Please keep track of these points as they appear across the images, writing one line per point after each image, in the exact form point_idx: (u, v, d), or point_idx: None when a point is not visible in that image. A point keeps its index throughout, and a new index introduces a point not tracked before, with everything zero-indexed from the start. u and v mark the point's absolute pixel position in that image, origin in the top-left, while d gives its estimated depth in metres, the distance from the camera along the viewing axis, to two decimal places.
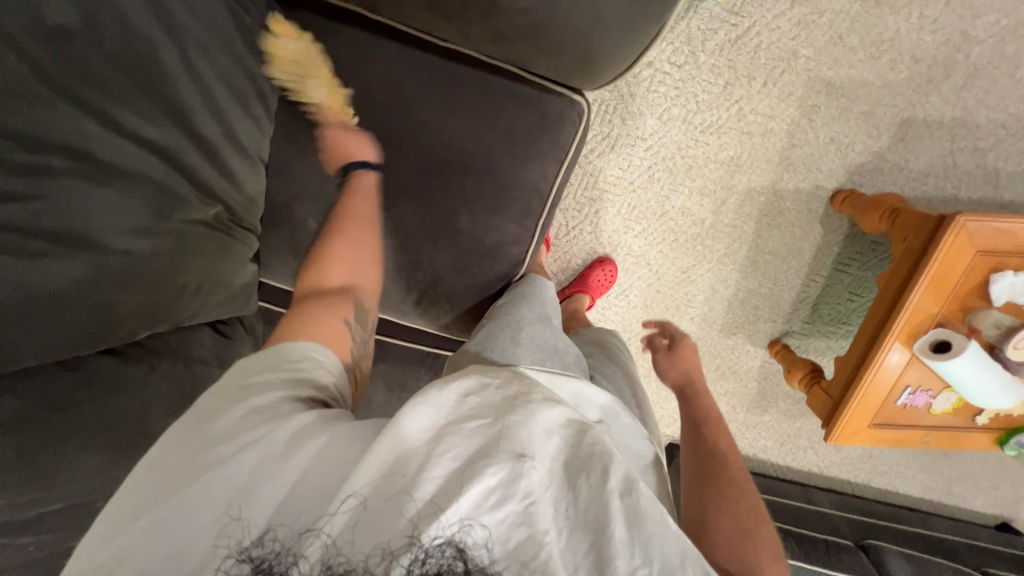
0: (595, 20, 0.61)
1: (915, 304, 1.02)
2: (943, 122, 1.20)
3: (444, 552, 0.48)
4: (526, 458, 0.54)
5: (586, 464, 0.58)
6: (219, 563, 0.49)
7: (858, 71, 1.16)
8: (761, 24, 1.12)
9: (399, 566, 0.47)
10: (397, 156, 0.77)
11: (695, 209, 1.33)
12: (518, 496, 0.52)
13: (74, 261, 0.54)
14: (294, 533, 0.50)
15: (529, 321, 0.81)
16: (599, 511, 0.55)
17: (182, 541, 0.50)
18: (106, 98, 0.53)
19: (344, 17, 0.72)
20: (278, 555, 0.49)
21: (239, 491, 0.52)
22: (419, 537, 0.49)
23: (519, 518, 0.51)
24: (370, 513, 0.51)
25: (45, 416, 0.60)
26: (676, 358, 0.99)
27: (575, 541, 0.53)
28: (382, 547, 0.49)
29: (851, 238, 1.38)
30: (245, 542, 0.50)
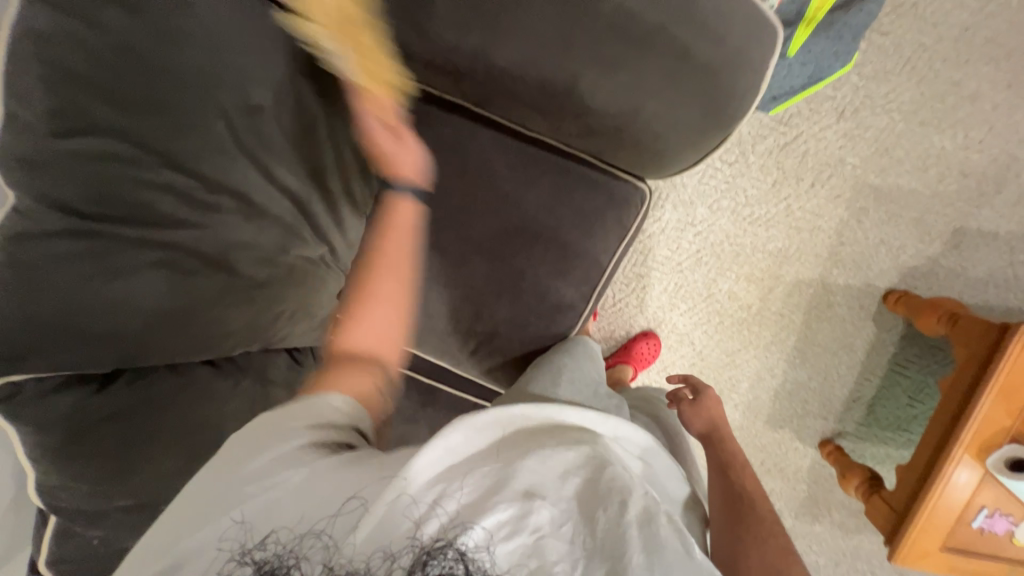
0: (668, 118, 0.66)
1: (984, 414, 0.97)
2: (998, 233, 1.22)
3: (445, 554, 0.53)
4: (534, 497, 0.57)
5: (605, 496, 0.59)
6: (223, 565, 0.54)
7: (906, 180, 1.22)
8: (809, 133, 1.22)
9: (401, 567, 0.53)
10: (478, 219, 0.87)
11: (742, 294, 1.36)
12: (529, 528, 0.56)
13: (210, 281, 0.64)
14: (293, 536, 0.55)
15: (573, 366, 0.85)
16: (616, 541, 0.56)
17: (201, 541, 0.56)
18: (270, 156, 0.66)
19: (449, 107, 0.85)
20: (277, 559, 0.53)
21: (264, 507, 0.57)
22: (420, 538, 0.54)
23: (520, 540, 0.55)
24: (375, 521, 0.54)
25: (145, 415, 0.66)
26: (702, 407, 0.91)
27: (587, 570, 0.55)
28: (384, 550, 0.54)
29: (907, 339, 1.35)
30: (247, 546, 0.55)
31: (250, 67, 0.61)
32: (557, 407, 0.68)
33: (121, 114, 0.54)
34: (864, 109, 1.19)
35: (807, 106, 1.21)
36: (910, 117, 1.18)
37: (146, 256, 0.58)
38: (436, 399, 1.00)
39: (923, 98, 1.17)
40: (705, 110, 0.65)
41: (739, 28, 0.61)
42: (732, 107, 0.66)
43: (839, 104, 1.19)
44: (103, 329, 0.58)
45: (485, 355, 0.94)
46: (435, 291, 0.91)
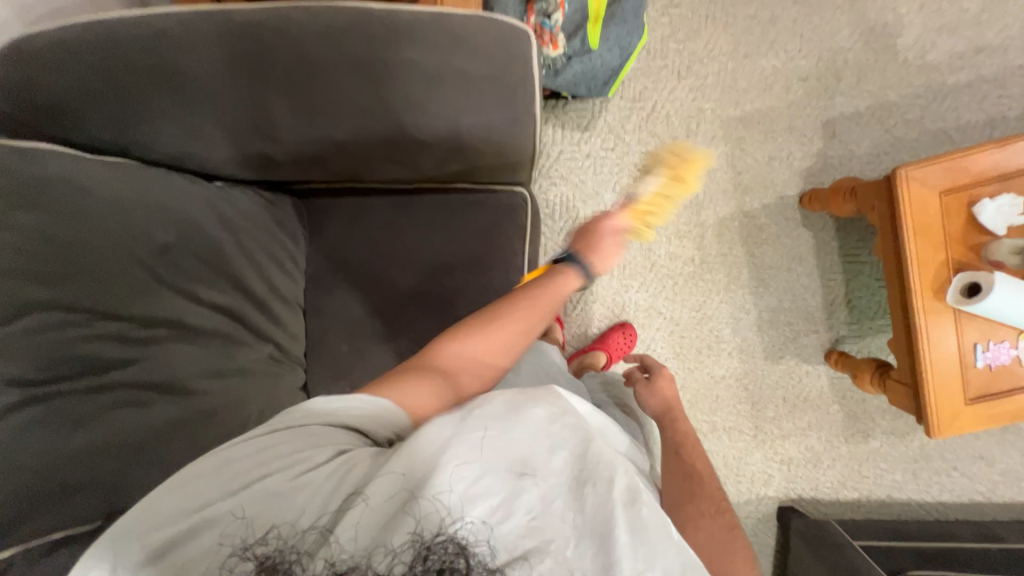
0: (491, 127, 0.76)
1: (918, 258, 1.01)
2: (860, 112, 1.35)
3: (445, 546, 0.51)
4: (523, 481, 0.56)
5: (591, 474, 0.58)
6: (226, 561, 0.52)
7: (760, 102, 1.37)
8: (662, 99, 1.38)
9: (401, 562, 0.50)
10: (397, 271, 0.96)
11: (680, 251, 1.44)
12: (520, 512, 0.55)
13: (165, 405, 0.70)
14: (294, 531, 0.53)
15: (527, 363, 0.92)
16: (603, 517, 0.56)
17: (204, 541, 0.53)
18: (192, 282, 0.76)
19: (341, 192, 0.98)
20: (279, 553, 0.51)
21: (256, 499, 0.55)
22: (421, 533, 0.52)
23: (517, 519, 0.55)
24: (375, 513, 0.54)
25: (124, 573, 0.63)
26: (655, 392, 0.96)
27: (578, 549, 0.55)
28: (383, 545, 0.51)
29: (842, 230, 1.42)
30: (247, 542, 0.53)
31: (155, 216, 0.73)
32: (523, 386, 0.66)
33: (50, 289, 0.64)
34: (694, 64, 1.37)
35: (649, 80, 1.38)
36: (733, 56, 1.36)
37: (104, 399, 0.66)
38: None
39: (734, 39, 1.35)
40: (508, 98, 0.75)
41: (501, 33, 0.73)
42: (531, 91, 0.75)
43: (672, 69, 1.37)
44: (80, 479, 0.61)
45: None
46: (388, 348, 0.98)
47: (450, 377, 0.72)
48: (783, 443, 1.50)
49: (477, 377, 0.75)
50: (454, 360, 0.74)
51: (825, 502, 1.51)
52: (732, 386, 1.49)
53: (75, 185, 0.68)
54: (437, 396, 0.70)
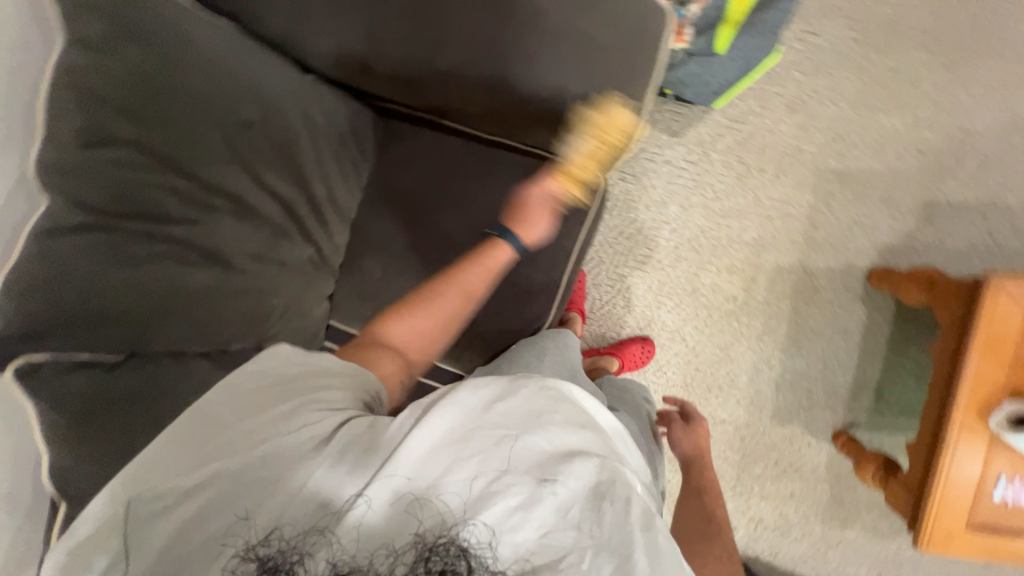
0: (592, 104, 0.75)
1: (976, 371, 0.95)
2: (968, 204, 1.25)
3: (446, 550, 0.57)
4: (542, 484, 0.61)
5: (607, 490, 0.62)
6: (228, 561, 0.56)
7: (865, 162, 1.28)
8: (765, 127, 1.30)
9: (404, 562, 0.57)
10: (448, 215, 0.95)
11: (725, 286, 1.39)
12: (532, 520, 0.59)
13: (207, 272, 0.74)
14: (297, 533, 0.58)
15: (551, 353, 0.91)
16: (617, 532, 0.60)
17: (206, 528, 0.58)
18: (262, 166, 0.77)
19: (421, 122, 0.96)
20: (281, 556, 0.56)
21: (253, 498, 0.59)
22: (424, 535, 0.58)
23: (528, 527, 0.59)
24: (383, 514, 0.59)
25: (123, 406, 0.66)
26: (693, 434, 1.03)
27: (595, 561, 0.58)
28: (387, 546, 0.57)
29: (901, 318, 1.34)
30: (251, 543, 0.57)
31: (242, 90, 0.75)
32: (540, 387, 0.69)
33: (136, 127, 0.65)
34: (811, 100, 1.27)
35: (759, 103, 1.29)
36: (855, 104, 1.26)
37: (152, 246, 0.68)
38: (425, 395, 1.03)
39: (864, 86, 1.24)
40: (618, 83, 0.75)
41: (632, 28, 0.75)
42: (644, 83, 0.77)
43: (787, 98, 1.28)
44: (112, 314, 0.66)
45: (467, 346, 0.99)
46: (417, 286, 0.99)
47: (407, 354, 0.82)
48: (759, 502, 1.48)
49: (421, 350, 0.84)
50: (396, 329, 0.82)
51: (779, 570, 1.50)
52: (728, 432, 1.47)
53: (180, 36, 0.70)
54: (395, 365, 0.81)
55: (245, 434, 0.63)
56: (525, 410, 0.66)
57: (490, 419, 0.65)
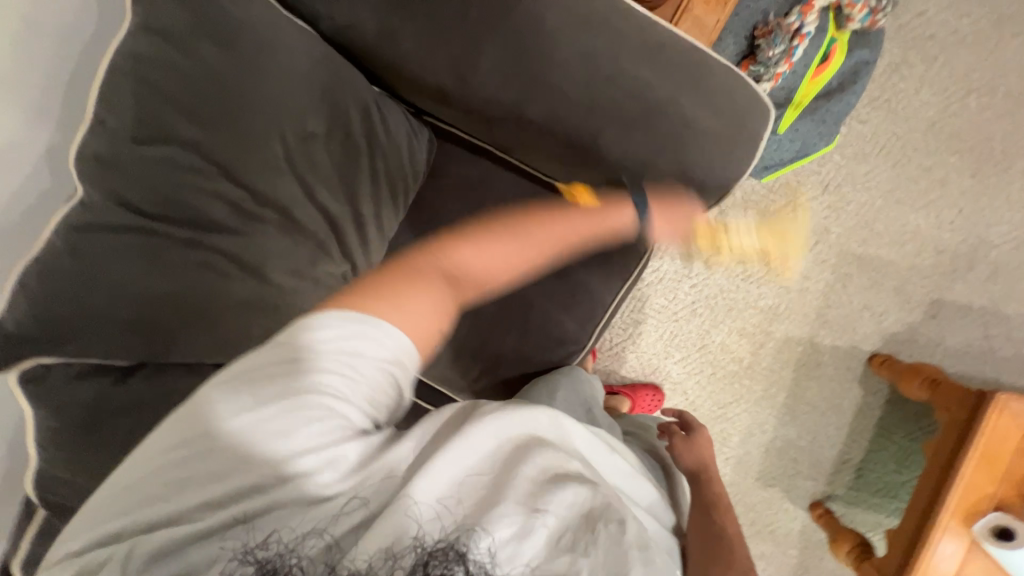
0: (677, 173, 0.70)
1: (967, 478, 0.99)
2: (972, 308, 1.30)
3: (445, 554, 0.53)
4: (537, 512, 0.57)
5: (604, 513, 0.59)
6: (228, 563, 0.52)
7: (886, 252, 1.31)
8: (798, 202, 1.32)
9: (403, 568, 0.52)
10: None
11: (734, 347, 1.41)
12: (529, 544, 0.55)
13: (239, 287, 0.70)
14: (293, 537, 0.54)
15: (567, 384, 0.88)
16: (616, 559, 0.57)
17: (203, 530, 0.54)
18: (316, 179, 0.75)
19: (479, 151, 0.93)
20: (279, 559, 0.52)
21: (255, 500, 0.55)
22: (424, 538, 0.54)
23: (525, 543, 0.55)
24: (379, 522, 0.54)
25: (123, 415, 0.64)
26: (694, 448, 0.93)
27: None
28: (386, 550, 0.53)
29: (892, 403, 1.39)
30: (249, 545, 0.53)
31: (311, 103, 0.74)
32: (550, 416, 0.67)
33: (194, 129, 0.65)
34: (845, 184, 1.30)
35: (796, 178, 1.32)
36: (887, 195, 1.29)
37: (189, 255, 0.65)
38: None
39: (897, 179, 1.28)
40: (719, 164, 0.69)
41: (743, 104, 0.68)
42: (746, 162, 0.70)
43: (823, 179, 1.31)
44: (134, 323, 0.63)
45: (486, 384, 0.96)
46: None
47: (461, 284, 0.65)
48: None
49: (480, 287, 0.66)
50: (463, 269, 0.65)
51: None
52: None
53: (257, 36, 0.69)
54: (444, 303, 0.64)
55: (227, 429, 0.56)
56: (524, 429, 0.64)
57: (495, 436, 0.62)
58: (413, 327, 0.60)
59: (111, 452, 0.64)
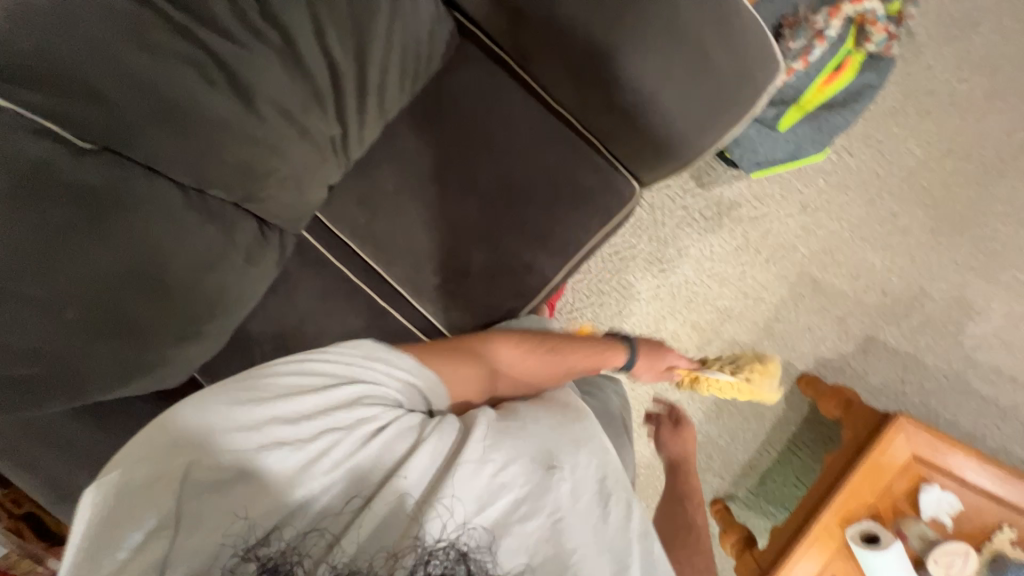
0: (679, 104, 0.78)
1: (853, 486, 1.08)
2: (898, 351, 1.41)
3: (446, 552, 0.62)
4: (544, 482, 0.69)
5: (597, 490, 0.71)
6: (231, 563, 0.63)
7: (839, 281, 1.40)
8: (777, 215, 1.39)
9: (404, 565, 0.61)
10: (484, 161, 0.93)
11: (684, 339, 1.47)
12: (540, 518, 0.67)
13: (221, 101, 0.70)
14: (298, 534, 0.65)
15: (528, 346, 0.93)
16: (609, 529, 0.68)
17: (205, 535, 0.64)
18: (327, 18, 0.75)
19: (494, 57, 0.93)
20: (281, 556, 0.63)
21: (255, 506, 0.65)
22: (424, 539, 0.63)
23: (523, 528, 0.66)
24: (374, 522, 0.65)
25: (67, 195, 0.65)
26: (680, 437, 1.09)
27: (580, 550, 0.65)
28: (386, 550, 0.63)
29: (807, 423, 1.50)
30: (249, 545, 0.64)
31: None
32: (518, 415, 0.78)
33: None
34: (822, 209, 1.37)
35: (781, 192, 1.38)
36: (854, 230, 1.37)
37: (180, 47, 0.66)
38: (384, 322, 1.02)
39: (867, 217, 1.36)
40: (714, 104, 0.77)
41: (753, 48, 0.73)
42: (739, 107, 0.77)
43: (803, 199, 1.37)
44: (107, 99, 0.65)
45: (444, 291, 0.98)
46: (422, 215, 0.96)
47: (488, 361, 0.90)
48: None
49: (510, 382, 0.90)
50: (496, 360, 0.90)
51: None
52: None
53: None
54: (477, 374, 0.89)
55: (228, 450, 0.68)
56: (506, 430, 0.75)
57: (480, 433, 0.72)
58: (457, 382, 0.87)
59: (43, 220, 0.64)
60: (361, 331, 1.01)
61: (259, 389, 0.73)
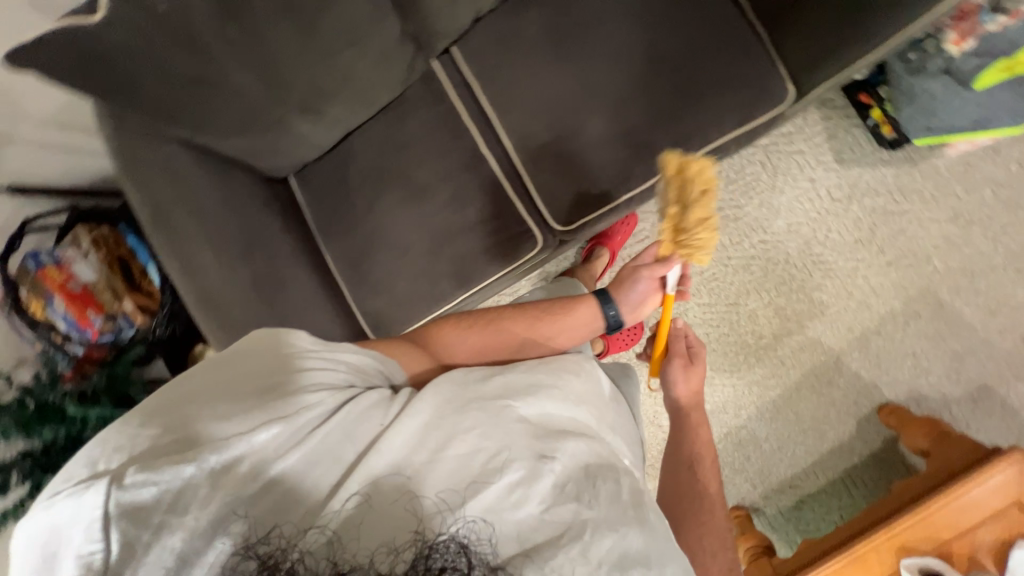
0: None
1: (929, 512, 0.93)
2: (1017, 413, 1.19)
3: (449, 544, 0.52)
4: (546, 460, 0.61)
5: (598, 471, 0.63)
6: (228, 558, 0.50)
7: (971, 312, 1.21)
8: (917, 217, 1.23)
9: (404, 559, 0.51)
10: (637, 29, 0.92)
11: (762, 321, 1.35)
12: (537, 496, 0.59)
13: None
14: (298, 531, 0.54)
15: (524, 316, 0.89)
16: (615, 507, 0.60)
17: (189, 522, 0.52)
18: None
19: None
20: (281, 554, 0.51)
21: (239, 488, 0.54)
22: (425, 532, 0.54)
23: (525, 513, 0.58)
24: (376, 513, 0.55)
25: None
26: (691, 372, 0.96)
27: (593, 535, 0.57)
28: (388, 544, 0.53)
29: (874, 461, 1.31)
30: (249, 540, 0.52)
31: None
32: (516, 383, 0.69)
33: None
34: (975, 224, 1.20)
35: (931, 192, 1.22)
36: (1008, 258, 1.18)
37: None
38: (480, 169, 1.01)
39: None
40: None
41: None
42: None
43: (956, 207, 1.21)
44: None
45: (550, 152, 0.97)
46: (555, 69, 0.96)
47: (442, 347, 0.85)
48: None
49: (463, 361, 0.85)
50: (443, 347, 0.85)
51: None
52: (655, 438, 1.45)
53: None
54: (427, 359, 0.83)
55: (198, 434, 0.57)
56: (499, 406, 0.66)
57: (476, 405, 0.65)
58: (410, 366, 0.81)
59: None
60: (456, 171, 1.02)
61: (233, 373, 0.63)
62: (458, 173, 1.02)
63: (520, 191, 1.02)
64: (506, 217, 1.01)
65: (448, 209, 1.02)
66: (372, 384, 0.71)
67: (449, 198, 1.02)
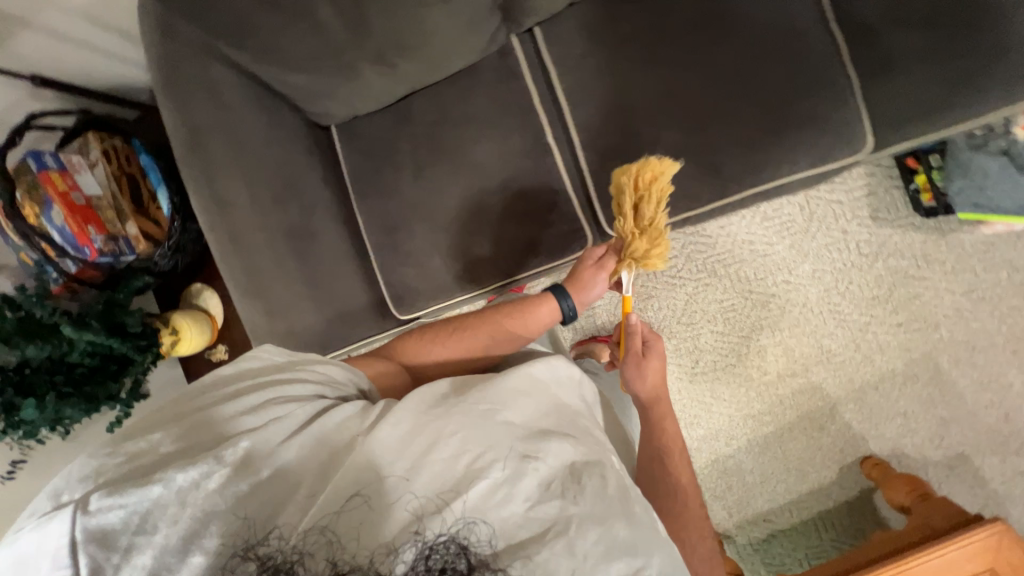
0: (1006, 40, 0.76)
1: (908, 567, 0.96)
2: (986, 485, 1.27)
3: (447, 547, 0.51)
4: (529, 458, 0.58)
5: (583, 467, 0.59)
6: (229, 561, 0.51)
7: (964, 384, 1.27)
8: (934, 285, 1.28)
9: (405, 559, 0.50)
10: (731, 49, 0.90)
11: (769, 358, 1.37)
12: (522, 496, 0.55)
13: None
14: (295, 532, 0.53)
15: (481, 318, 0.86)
16: (604, 501, 0.57)
17: (182, 532, 0.52)
18: None
19: None
20: (282, 555, 0.51)
21: (222, 487, 0.55)
22: (425, 532, 0.52)
23: (514, 508, 0.55)
24: (372, 518, 0.53)
25: None
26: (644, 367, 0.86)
27: (581, 529, 0.54)
28: (387, 545, 0.51)
29: (847, 508, 1.37)
30: (250, 542, 0.52)
31: None
32: (497, 380, 0.66)
33: None
34: (986, 302, 1.26)
35: (952, 264, 1.27)
36: (1008, 340, 1.25)
37: None
38: (541, 157, 0.98)
39: None
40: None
41: None
42: None
43: (971, 283, 1.26)
44: None
45: (618, 154, 0.95)
46: (640, 72, 0.93)
47: (416, 357, 0.86)
48: None
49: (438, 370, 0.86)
50: (415, 360, 0.86)
51: None
52: None
53: None
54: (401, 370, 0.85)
55: (171, 454, 0.59)
56: (479, 406, 0.63)
57: (455, 408, 0.62)
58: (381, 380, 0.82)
59: None
60: (517, 154, 0.98)
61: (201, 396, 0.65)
62: (518, 157, 0.98)
63: (577, 188, 0.99)
64: (559, 210, 0.99)
65: (501, 191, 0.99)
66: (344, 395, 0.73)
67: (504, 181, 0.99)
